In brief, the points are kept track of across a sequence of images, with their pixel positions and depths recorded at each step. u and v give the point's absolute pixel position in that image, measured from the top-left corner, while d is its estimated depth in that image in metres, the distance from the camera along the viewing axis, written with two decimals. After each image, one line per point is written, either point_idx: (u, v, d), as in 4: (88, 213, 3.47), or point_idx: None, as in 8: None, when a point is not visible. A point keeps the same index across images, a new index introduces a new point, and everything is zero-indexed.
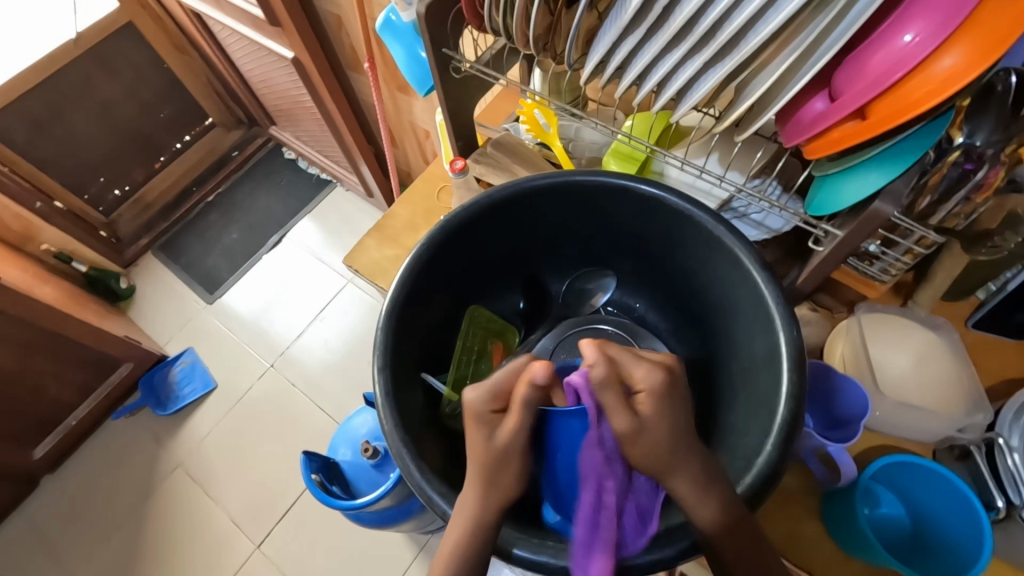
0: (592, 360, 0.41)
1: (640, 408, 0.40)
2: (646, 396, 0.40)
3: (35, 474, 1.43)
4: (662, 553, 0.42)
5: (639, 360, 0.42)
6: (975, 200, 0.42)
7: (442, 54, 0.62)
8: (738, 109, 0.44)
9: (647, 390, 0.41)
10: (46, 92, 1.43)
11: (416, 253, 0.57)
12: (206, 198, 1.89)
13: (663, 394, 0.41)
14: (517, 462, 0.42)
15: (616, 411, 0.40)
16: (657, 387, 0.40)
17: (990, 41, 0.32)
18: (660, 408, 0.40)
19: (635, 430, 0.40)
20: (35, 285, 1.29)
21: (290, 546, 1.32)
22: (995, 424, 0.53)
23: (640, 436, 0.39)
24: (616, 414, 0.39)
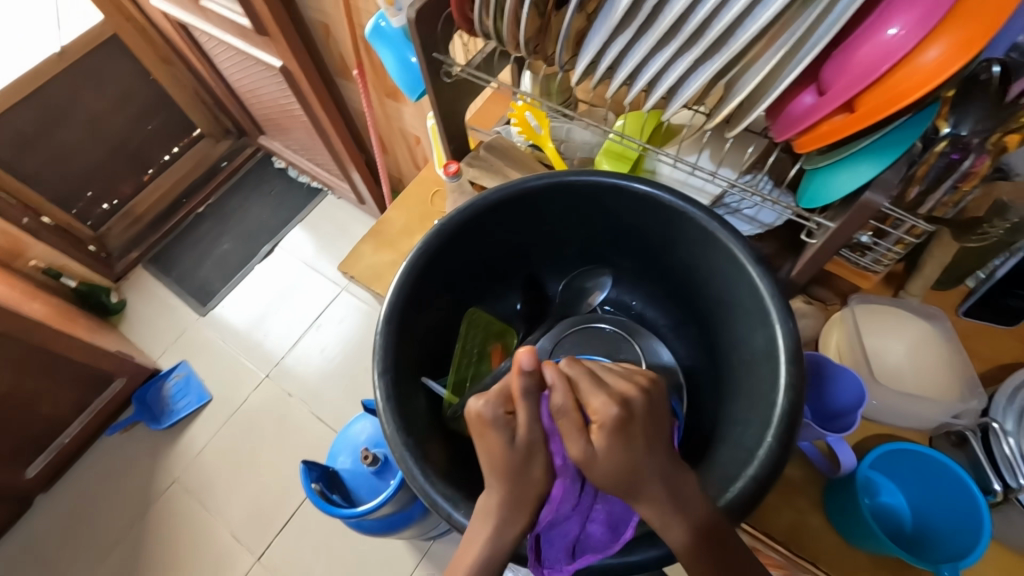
0: (530, 369, 0.43)
1: (593, 440, 0.40)
2: (599, 428, 0.40)
3: (28, 494, 1.41)
4: (652, 552, 0.44)
5: (598, 390, 0.41)
6: (962, 188, 0.43)
7: (433, 59, 0.62)
8: (730, 106, 0.44)
9: (599, 423, 0.40)
10: (30, 107, 1.42)
11: (413, 257, 0.56)
12: (196, 209, 1.88)
13: (616, 429, 0.40)
14: (521, 462, 0.43)
15: (574, 437, 0.40)
16: (609, 421, 0.39)
17: (972, 33, 0.33)
18: (613, 441, 0.40)
19: (592, 456, 0.40)
20: (24, 303, 1.27)
21: (291, 557, 1.31)
22: (988, 410, 0.54)
23: (593, 464, 0.40)
24: (571, 436, 0.40)
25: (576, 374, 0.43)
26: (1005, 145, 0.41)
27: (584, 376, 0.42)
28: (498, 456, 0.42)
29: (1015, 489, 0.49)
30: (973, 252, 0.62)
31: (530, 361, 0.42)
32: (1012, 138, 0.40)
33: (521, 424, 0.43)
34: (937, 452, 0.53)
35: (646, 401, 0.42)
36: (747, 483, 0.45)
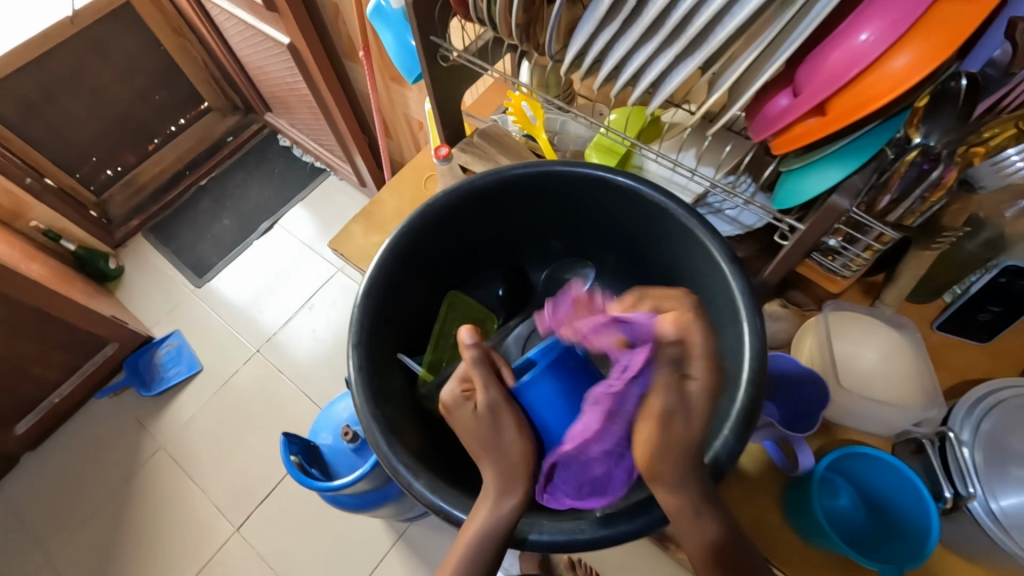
0: (470, 341, 0.49)
1: (687, 391, 0.42)
2: (697, 386, 0.42)
3: (17, 450, 1.44)
4: (603, 531, 0.44)
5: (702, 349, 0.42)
6: (931, 198, 0.44)
7: (430, 42, 0.63)
8: (709, 102, 0.45)
9: (703, 374, 0.41)
10: (39, 69, 1.43)
11: (396, 236, 0.58)
12: (199, 181, 1.89)
13: (709, 385, 0.42)
14: (492, 427, 0.47)
15: (669, 388, 0.41)
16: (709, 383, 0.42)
17: (939, 41, 0.33)
18: (705, 397, 0.42)
19: (687, 408, 0.41)
20: (22, 262, 1.28)
21: (270, 529, 1.33)
22: (947, 418, 0.56)
23: (686, 417, 0.41)
24: (669, 387, 0.41)
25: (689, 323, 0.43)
26: (971, 158, 0.45)
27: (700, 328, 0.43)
28: (470, 427, 0.48)
29: (966, 497, 0.50)
30: (949, 267, 0.62)
31: (472, 336, 0.49)
32: (977, 150, 0.45)
33: (486, 389, 0.48)
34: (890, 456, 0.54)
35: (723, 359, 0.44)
36: (702, 472, 0.46)
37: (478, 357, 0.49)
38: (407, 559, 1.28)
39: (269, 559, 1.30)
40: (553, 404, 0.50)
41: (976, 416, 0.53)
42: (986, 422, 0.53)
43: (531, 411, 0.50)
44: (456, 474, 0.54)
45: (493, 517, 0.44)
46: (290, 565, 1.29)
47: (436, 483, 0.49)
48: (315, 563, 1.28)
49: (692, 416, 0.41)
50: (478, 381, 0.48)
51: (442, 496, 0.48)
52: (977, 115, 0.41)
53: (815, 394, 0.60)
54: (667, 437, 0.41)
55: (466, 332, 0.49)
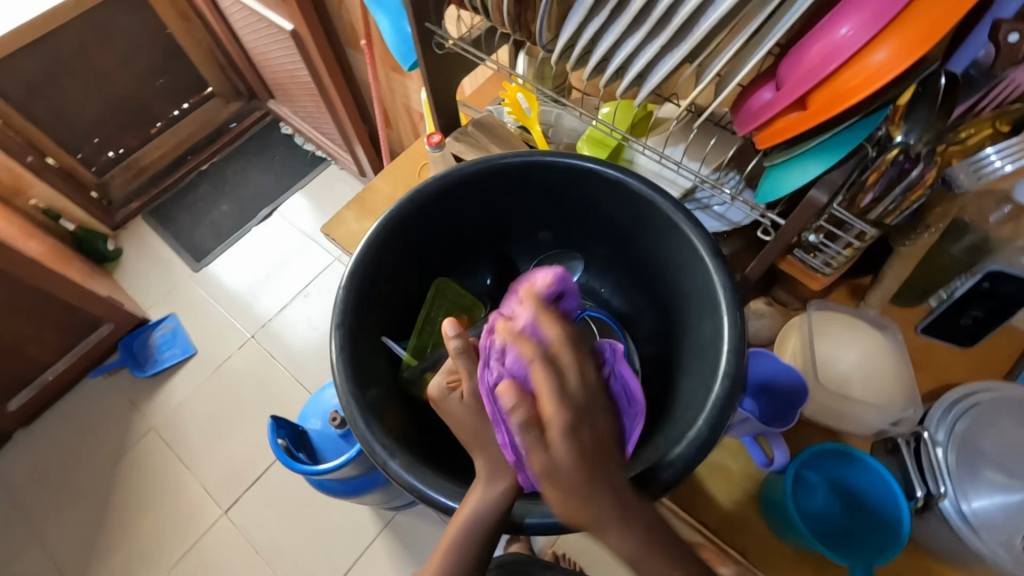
0: (453, 333, 0.49)
1: (550, 445, 0.38)
2: (552, 437, 0.38)
3: (10, 426, 1.44)
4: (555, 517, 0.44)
5: (550, 389, 0.39)
6: (909, 196, 0.44)
7: (425, 29, 0.64)
8: (695, 93, 0.45)
9: (557, 429, 0.38)
10: (43, 48, 1.43)
11: (384, 219, 0.58)
12: (200, 166, 1.89)
13: (567, 442, 0.38)
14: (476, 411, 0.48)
15: (530, 447, 0.38)
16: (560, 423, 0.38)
17: (917, 39, 0.33)
18: (570, 453, 0.38)
19: (554, 461, 0.38)
20: (20, 240, 1.29)
21: (257, 513, 1.33)
22: (923, 419, 0.56)
23: (554, 477, 0.38)
24: (532, 450, 0.38)
25: (537, 373, 0.39)
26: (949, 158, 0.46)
27: (547, 381, 0.39)
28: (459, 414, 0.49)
29: (936, 497, 0.51)
30: (934, 270, 0.63)
31: (454, 330, 0.49)
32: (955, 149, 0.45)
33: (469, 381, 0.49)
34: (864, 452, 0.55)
35: (590, 402, 0.40)
36: (675, 462, 0.46)
37: (461, 351, 0.49)
38: (393, 548, 1.28)
39: (255, 543, 1.30)
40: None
41: (952, 418, 0.54)
42: (960, 424, 0.53)
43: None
44: (435, 457, 0.54)
45: (477, 501, 0.44)
46: (275, 550, 1.29)
47: (411, 463, 0.49)
48: (300, 549, 1.28)
49: (563, 477, 0.38)
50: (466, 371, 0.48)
51: (417, 475, 0.48)
52: (955, 115, 0.42)
53: (790, 395, 0.60)
54: (559, 489, 0.38)
55: (448, 326, 0.49)
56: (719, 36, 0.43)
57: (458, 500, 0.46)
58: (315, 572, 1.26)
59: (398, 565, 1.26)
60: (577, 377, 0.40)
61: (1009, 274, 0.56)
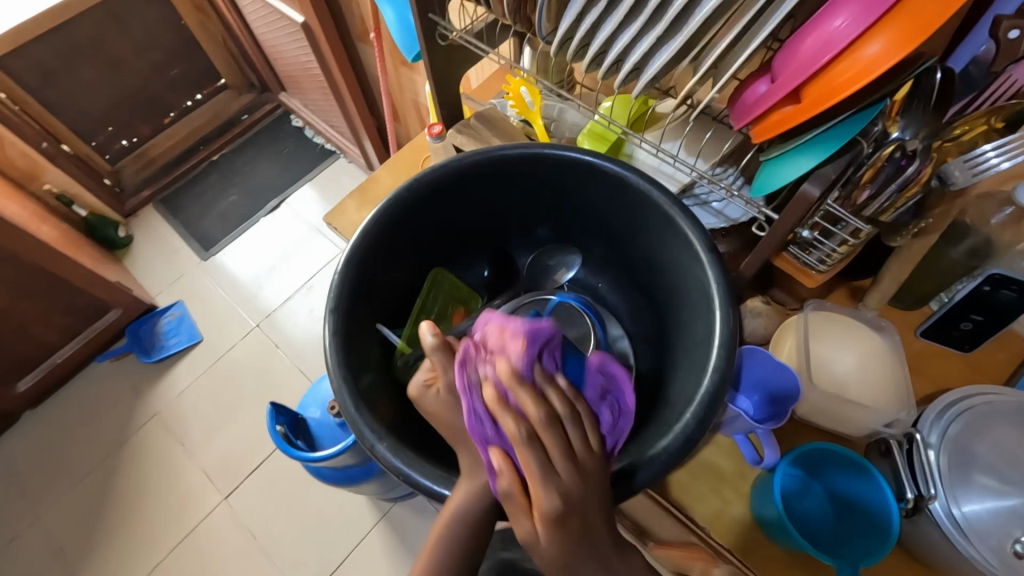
0: (430, 338, 0.49)
1: (535, 532, 0.40)
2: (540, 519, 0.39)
3: (18, 406, 1.47)
4: None
5: (540, 480, 0.40)
6: (904, 194, 0.43)
7: (428, 20, 0.65)
8: (690, 82, 0.47)
9: (542, 517, 0.39)
10: (61, 35, 1.46)
11: (382, 207, 0.58)
12: (211, 157, 1.91)
13: (552, 528, 0.39)
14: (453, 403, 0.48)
15: (521, 519, 0.40)
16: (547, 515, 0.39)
17: (911, 31, 0.33)
18: (557, 536, 0.39)
19: (536, 538, 0.40)
20: (32, 224, 1.31)
21: (256, 500, 1.35)
22: (917, 421, 0.55)
23: (538, 546, 0.40)
24: (519, 520, 0.40)
25: (522, 458, 0.40)
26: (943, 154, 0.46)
27: (531, 465, 0.40)
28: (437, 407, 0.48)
29: (926, 498, 0.51)
30: (934, 273, 0.62)
31: (430, 331, 0.50)
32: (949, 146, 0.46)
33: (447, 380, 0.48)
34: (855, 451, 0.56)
35: (582, 486, 0.40)
36: (660, 454, 0.46)
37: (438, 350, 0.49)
38: (389, 540, 1.29)
39: (253, 530, 1.31)
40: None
41: (946, 420, 0.53)
42: (953, 426, 0.53)
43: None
44: (425, 445, 0.54)
45: (463, 497, 0.44)
46: (272, 537, 1.30)
47: (398, 447, 0.49)
48: (298, 537, 1.29)
49: (546, 547, 0.39)
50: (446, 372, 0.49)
51: (403, 458, 0.48)
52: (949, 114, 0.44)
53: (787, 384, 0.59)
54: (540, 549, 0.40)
55: (425, 327, 0.50)
56: (717, 24, 0.44)
57: (440, 485, 0.47)
58: (311, 560, 1.27)
59: (393, 557, 1.27)
60: (565, 462, 0.40)
61: (1012, 278, 0.56)
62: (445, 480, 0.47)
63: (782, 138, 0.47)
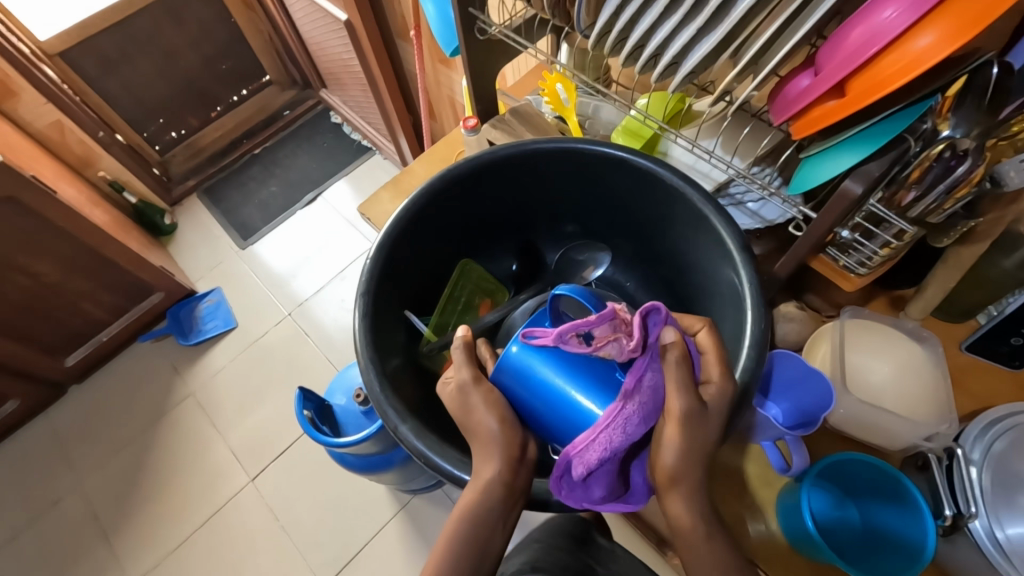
0: (460, 347, 0.49)
1: (707, 397, 0.42)
2: (713, 394, 0.42)
3: (64, 380, 1.54)
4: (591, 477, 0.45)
5: (720, 364, 0.44)
6: (955, 195, 0.41)
7: (468, 14, 0.66)
8: (728, 78, 0.46)
9: (719, 380, 0.43)
10: (122, 30, 1.54)
11: (414, 196, 0.59)
12: (253, 150, 1.97)
13: (721, 406, 0.42)
14: (463, 404, 0.47)
15: (691, 393, 0.41)
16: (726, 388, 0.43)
17: (967, 22, 0.33)
18: (721, 401, 0.42)
19: (705, 409, 0.41)
20: (86, 207, 1.39)
21: (281, 482, 1.38)
22: (959, 436, 0.53)
23: (706, 419, 0.41)
24: (692, 392, 0.41)
25: (706, 341, 0.45)
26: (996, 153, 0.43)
27: (716, 355, 0.44)
28: (450, 407, 0.48)
29: (966, 517, 0.49)
30: (982, 283, 0.59)
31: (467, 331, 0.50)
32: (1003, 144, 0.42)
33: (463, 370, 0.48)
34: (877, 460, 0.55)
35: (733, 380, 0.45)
36: None
37: (463, 353, 0.49)
38: (406, 531, 1.30)
39: (277, 512, 1.34)
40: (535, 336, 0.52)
41: (990, 436, 0.51)
42: (998, 443, 0.51)
43: (516, 397, 0.47)
44: (448, 432, 0.55)
45: (470, 505, 0.43)
46: (294, 519, 1.33)
47: (421, 429, 0.50)
48: (317, 523, 1.32)
49: (713, 417, 0.41)
50: (462, 362, 0.48)
51: (425, 441, 0.49)
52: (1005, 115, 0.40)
53: (818, 389, 0.57)
54: (699, 431, 0.40)
55: (459, 329, 0.50)
56: (757, 19, 0.44)
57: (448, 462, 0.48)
58: (330, 544, 1.29)
59: (410, 546, 1.28)
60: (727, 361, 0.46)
61: None
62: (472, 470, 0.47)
63: (822, 136, 0.46)
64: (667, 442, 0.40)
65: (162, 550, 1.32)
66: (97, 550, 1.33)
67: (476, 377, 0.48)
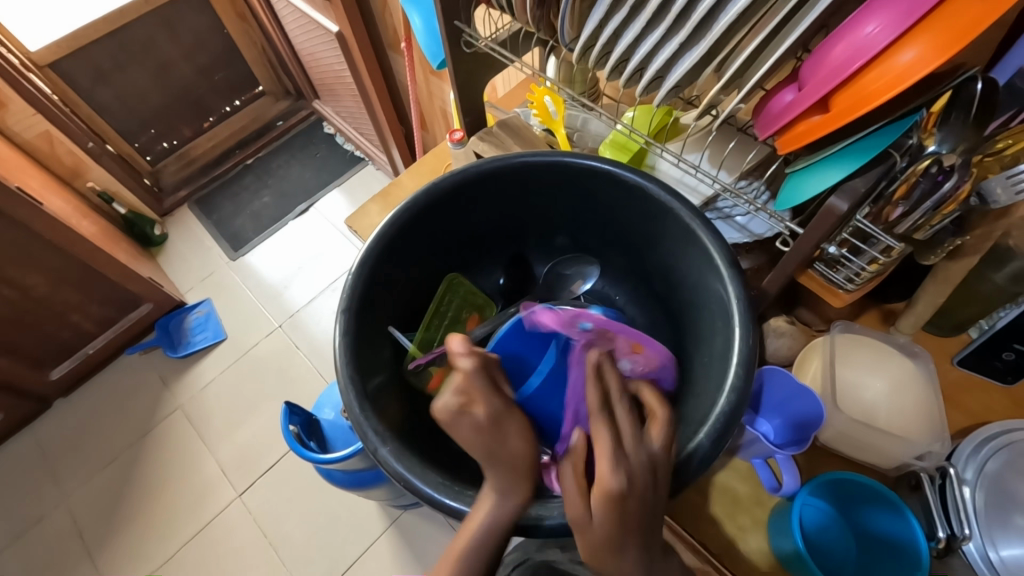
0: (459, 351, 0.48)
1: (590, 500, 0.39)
2: (594, 493, 0.38)
3: (50, 393, 1.52)
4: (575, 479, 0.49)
5: (611, 456, 0.39)
6: (942, 211, 0.41)
7: (454, 27, 0.65)
8: (712, 91, 0.46)
9: (599, 477, 0.39)
10: (113, 41, 1.54)
11: (398, 211, 0.58)
12: (246, 160, 1.96)
13: (609, 509, 0.38)
14: (496, 436, 0.44)
15: (573, 495, 0.40)
16: (607, 490, 0.38)
17: (948, 38, 0.32)
18: (613, 511, 0.38)
19: (586, 519, 0.39)
20: (74, 218, 1.37)
21: (270, 498, 1.35)
22: (953, 454, 0.53)
23: (589, 524, 0.39)
24: (572, 492, 0.40)
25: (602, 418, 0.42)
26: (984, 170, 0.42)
27: (606, 435, 0.41)
28: (470, 441, 0.44)
29: (960, 539, 0.48)
30: (973, 298, 0.59)
31: (462, 346, 0.48)
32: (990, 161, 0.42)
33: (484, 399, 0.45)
34: (866, 476, 0.54)
35: (646, 468, 0.40)
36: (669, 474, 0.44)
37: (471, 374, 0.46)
38: (397, 548, 1.27)
39: (265, 528, 1.32)
40: (522, 343, 0.54)
41: (983, 455, 0.51)
42: (991, 463, 0.51)
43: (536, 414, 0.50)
44: (431, 453, 0.53)
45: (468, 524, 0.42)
46: (283, 535, 1.30)
47: (401, 451, 0.49)
48: (306, 538, 1.29)
49: (597, 527, 0.38)
50: (474, 389, 0.45)
51: (405, 464, 0.48)
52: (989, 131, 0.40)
53: (809, 402, 0.56)
54: (588, 540, 0.39)
55: (459, 343, 0.48)
56: (741, 32, 0.43)
57: (432, 485, 0.47)
58: (319, 561, 1.26)
59: (401, 562, 1.26)
60: (635, 447, 0.41)
61: None
62: (461, 495, 0.46)
63: (809, 150, 0.45)
64: (571, 494, 0.40)
65: (148, 568, 1.29)
66: (81, 568, 1.30)
67: (507, 405, 0.46)
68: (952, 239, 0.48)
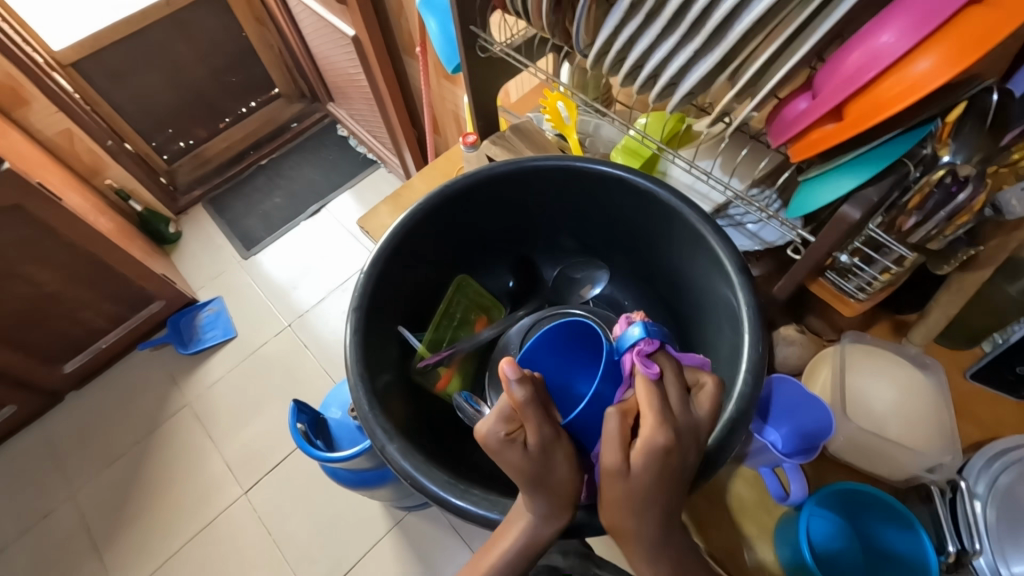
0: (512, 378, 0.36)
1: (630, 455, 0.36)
2: (639, 446, 0.35)
3: (63, 387, 1.54)
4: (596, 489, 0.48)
5: (657, 409, 0.36)
6: (955, 221, 0.41)
7: (469, 32, 0.66)
8: (725, 99, 0.46)
9: (646, 427, 0.35)
10: (133, 42, 1.57)
11: (410, 212, 0.58)
12: (260, 161, 1.98)
13: (651, 464, 0.35)
14: (543, 464, 0.39)
15: (610, 443, 0.36)
16: (655, 443, 0.34)
17: (965, 47, 0.32)
18: (653, 467, 0.35)
19: (623, 472, 0.35)
20: (91, 215, 1.39)
21: (276, 496, 1.36)
22: (964, 468, 0.52)
23: (625, 478, 0.35)
24: (607, 447, 0.36)
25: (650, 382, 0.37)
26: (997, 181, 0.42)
27: (654, 394, 0.36)
28: (518, 468, 0.38)
29: (970, 553, 0.48)
30: (987, 309, 0.58)
31: (515, 373, 0.36)
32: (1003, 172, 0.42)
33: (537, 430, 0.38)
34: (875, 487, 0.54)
35: (688, 431, 0.37)
36: None
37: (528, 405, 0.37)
38: (400, 549, 1.27)
39: (269, 526, 1.32)
40: (550, 356, 0.54)
41: (995, 470, 0.51)
42: (1003, 477, 0.50)
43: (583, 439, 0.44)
44: (438, 452, 0.54)
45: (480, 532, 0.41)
46: (287, 533, 1.31)
47: (408, 449, 0.49)
48: (310, 537, 1.30)
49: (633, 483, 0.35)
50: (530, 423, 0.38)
51: (412, 462, 0.48)
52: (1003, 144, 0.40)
53: (819, 411, 0.56)
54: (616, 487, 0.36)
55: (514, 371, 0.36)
56: (755, 41, 0.43)
57: (438, 484, 0.47)
58: (322, 561, 1.27)
59: (404, 564, 1.26)
60: (682, 409, 0.37)
61: None
62: (467, 494, 0.46)
63: (821, 158, 0.45)
64: (606, 448, 0.36)
65: (154, 562, 1.30)
66: (88, 560, 1.31)
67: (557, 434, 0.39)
68: (966, 248, 0.48)
